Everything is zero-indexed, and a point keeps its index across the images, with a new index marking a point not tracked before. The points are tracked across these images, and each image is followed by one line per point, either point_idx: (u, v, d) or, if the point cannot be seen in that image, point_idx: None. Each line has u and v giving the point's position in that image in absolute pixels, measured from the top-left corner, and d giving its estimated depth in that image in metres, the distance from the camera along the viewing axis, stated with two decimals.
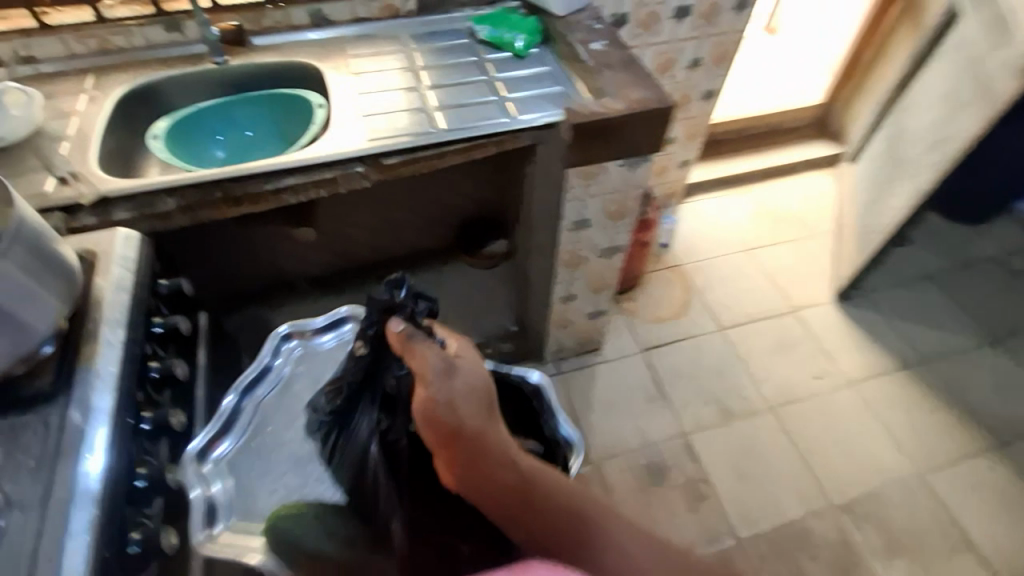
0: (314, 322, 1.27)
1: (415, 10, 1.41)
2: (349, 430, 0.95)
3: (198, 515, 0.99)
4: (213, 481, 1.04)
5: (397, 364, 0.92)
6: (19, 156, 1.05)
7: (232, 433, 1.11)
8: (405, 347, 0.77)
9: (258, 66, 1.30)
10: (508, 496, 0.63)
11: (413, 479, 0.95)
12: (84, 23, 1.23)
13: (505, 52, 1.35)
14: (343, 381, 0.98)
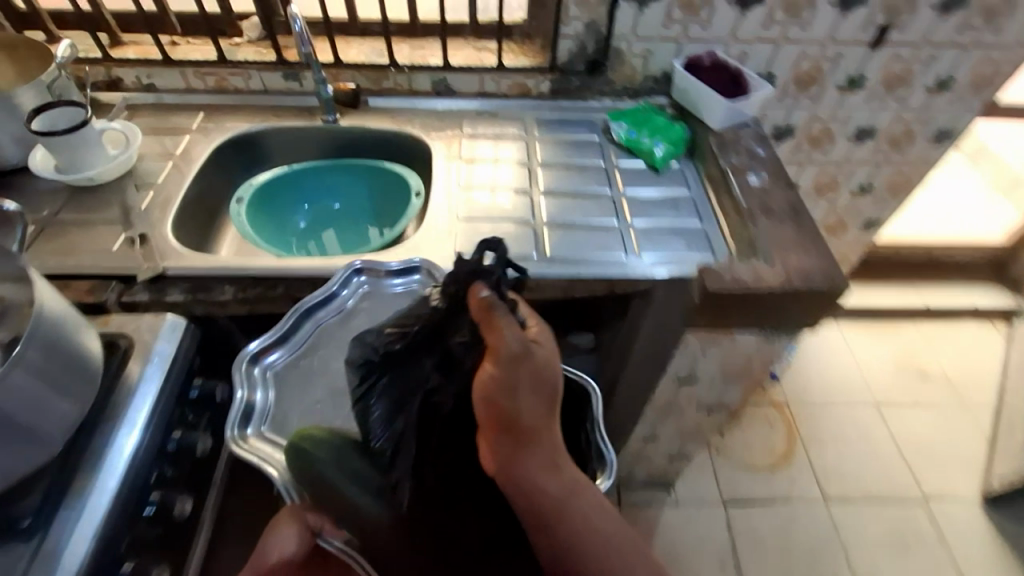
0: (389, 261, 0.91)
1: (547, 92, 1.24)
2: (377, 405, 0.67)
3: (232, 418, 0.77)
4: (259, 388, 0.82)
5: (467, 323, 0.65)
6: (101, 199, 0.98)
7: (288, 346, 0.87)
8: (484, 318, 0.57)
9: (366, 130, 1.19)
10: (547, 517, 0.56)
11: (461, 432, 0.69)
12: (206, 60, 1.17)
13: (640, 161, 1.14)
14: (412, 323, 0.68)
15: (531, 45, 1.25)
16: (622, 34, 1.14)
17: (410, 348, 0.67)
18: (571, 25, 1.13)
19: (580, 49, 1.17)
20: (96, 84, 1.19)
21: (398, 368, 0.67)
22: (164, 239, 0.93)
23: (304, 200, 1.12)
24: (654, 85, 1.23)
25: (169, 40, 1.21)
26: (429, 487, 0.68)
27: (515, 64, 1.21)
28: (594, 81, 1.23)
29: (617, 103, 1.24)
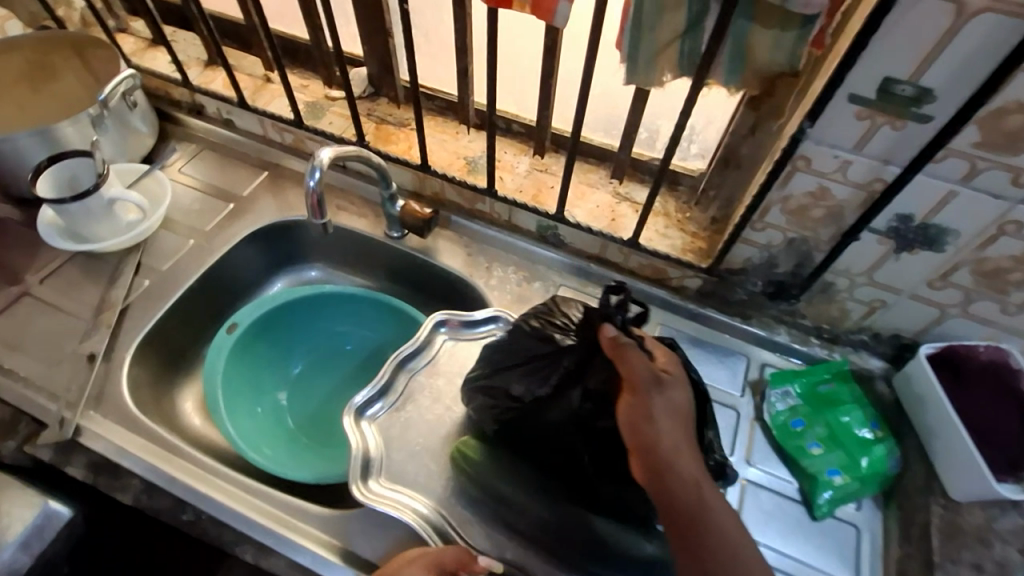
0: (473, 315, 0.78)
1: (693, 291, 0.84)
2: (542, 418, 0.61)
3: (357, 471, 0.65)
4: (372, 450, 0.67)
5: (599, 370, 0.59)
6: (93, 276, 0.82)
7: (388, 399, 0.71)
8: (615, 351, 0.54)
9: (428, 263, 0.90)
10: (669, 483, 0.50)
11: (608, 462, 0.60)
12: (283, 117, 0.94)
13: (790, 474, 0.71)
14: (544, 354, 0.63)
15: (700, 214, 0.84)
16: (844, 270, 0.69)
17: (545, 396, 0.61)
18: (764, 232, 0.70)
19: (765, 265, 0.74)
20: (181, 105, 1.04)
21: (526, 396, 0.62)
22: (118, 370, 0.74)
23: (300, 336, 0.87)
24: (869, 340, 0.77)
25: (262, 74, 1.00)
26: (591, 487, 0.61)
27: (658, 241, 0.82)
28: (771, 303, 0.79)
29: (794, 344, 0.80)
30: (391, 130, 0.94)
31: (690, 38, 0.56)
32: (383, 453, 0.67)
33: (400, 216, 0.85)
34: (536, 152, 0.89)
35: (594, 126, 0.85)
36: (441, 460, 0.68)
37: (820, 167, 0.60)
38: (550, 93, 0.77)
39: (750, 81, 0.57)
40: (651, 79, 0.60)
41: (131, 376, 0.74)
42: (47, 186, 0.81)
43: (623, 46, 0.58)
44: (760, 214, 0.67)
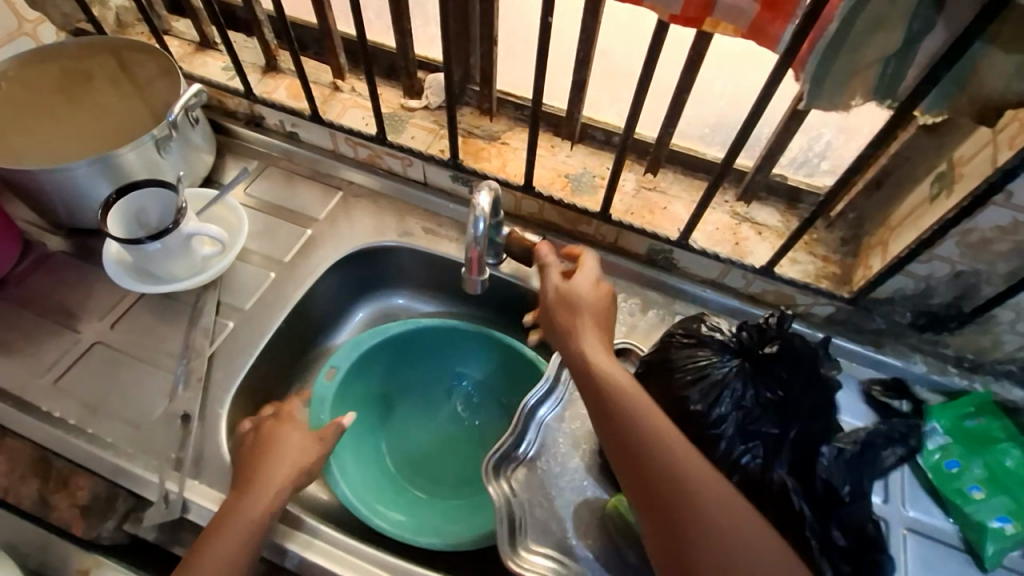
0: None
1: (821, 318, 0.78)
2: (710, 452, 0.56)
3: (503, 525, 0.61)
4: (513, 500, 0.63)
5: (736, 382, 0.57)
6: (174, 320, 0.76)
7: (524, 444, 0.67)
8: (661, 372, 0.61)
9: (529, 292, 0.83)
10: (649, 443, 0.50)
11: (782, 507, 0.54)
12: (361, 132, 0.86)
13: (947, 518, 0.67)
14: (709, 380, 0.58)
15: (827, 234, 0.77)
16: (1016, 305, 0.64)
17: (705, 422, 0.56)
18: (928, 264, 0.64)
19: (918, 295, 0.69)
20: (237, 116, 0.94)
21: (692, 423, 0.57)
22: (214, 428, 0.67)
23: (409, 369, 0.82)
24: (1017, 370, 0.72)
25: (331, 81, 0.91)
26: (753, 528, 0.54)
27: (789, 268, 0.76)
28: (913, 332, 0.74)
29: (936, 377, 0.74)
30: (481, 144, 0.85)
31: (899, 59, 0.49)
32: (527, 503, 0.64)
33: (506, 244, 0.75)
34: (647, 168, 0.82)
35: (712, 139, 0.78)
36: (591, 520, 0.63)
37: (1021, 201, 0.55)
38: (681, 109, 0.70)
39: (962, 108, 0.51)
40: (837, 103, 0.52)
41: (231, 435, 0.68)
42: (116, 222, 0.72)
43: (806, 70, 0.51)
44: (929, 246, 0.62)
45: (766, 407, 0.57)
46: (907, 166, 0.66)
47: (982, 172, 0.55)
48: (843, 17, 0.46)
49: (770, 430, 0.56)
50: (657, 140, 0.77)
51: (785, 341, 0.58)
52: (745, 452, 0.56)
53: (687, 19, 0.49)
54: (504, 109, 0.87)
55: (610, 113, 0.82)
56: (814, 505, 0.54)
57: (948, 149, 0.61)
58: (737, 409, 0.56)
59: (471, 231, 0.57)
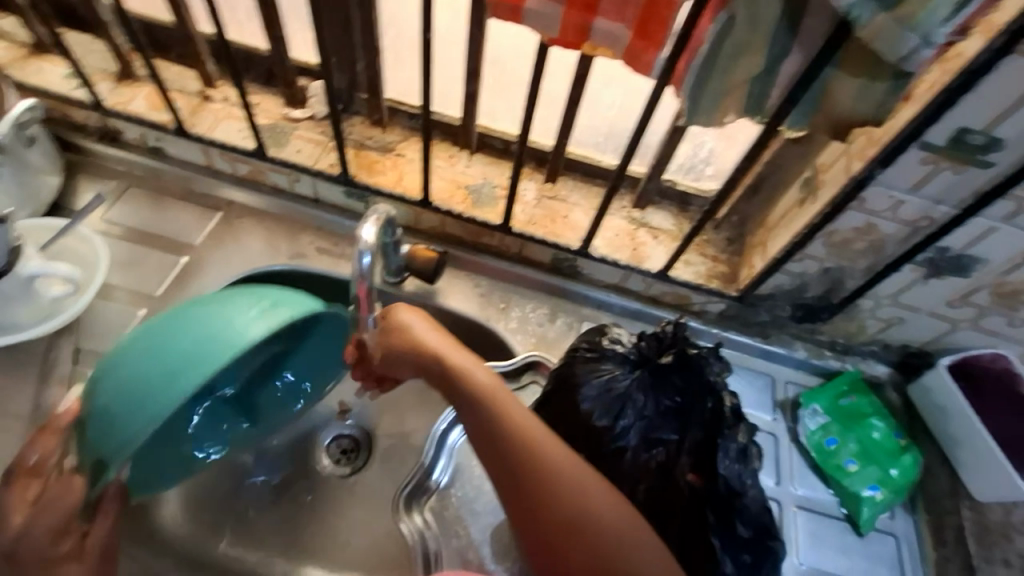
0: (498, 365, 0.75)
1: (715, 314, 0.82)
2: (610, 459, 0.59)
3: (420, 560, 0.61)
4: (428, 534, 0.62)
5: (639, 397, 0.59)
6: (21, 373, 0.66)
7: (437, 473, 0.65)
8: (560, 379, 0.62)
9: (435, 309, 0.81)
10: (517, 438, 0.52)
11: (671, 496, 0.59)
12: (238, 146, 0.78)
13: (829, 491, 0.74)
14: (611, 391, 0.59)
15: (715, 234, 0.81)
16: (874, 294, 0.71)
17: (606, 433, 0.59)
18: (802, 262, 0.70)
19: (795, 290, 0.74)
20: (88, 130, 0.82)
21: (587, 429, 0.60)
22: None
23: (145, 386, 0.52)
24: (879, 350, 0.79)
25: (200, 90, 0.82)
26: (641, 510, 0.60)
27: (683, 270, 0.79)
28: (794, 323, 0.80)
29: (816, 361, 0.81)
30: (374, 156, 0.81)
31: (763, 80, 0.52)
32: (443, 535, 0.62)
33: (405, 260, 0.74)
34: (546, 177, 0.82)
35: (605, 146, 0.79)
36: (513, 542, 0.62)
37: (873, 205, 0.61)
38: (572, 121, 0.70)
39: (820, 124, 0.55)
40: (713, 119, 0.54)
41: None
42: None
43: (684, 88, 0.52)
44: (801, 247, 0.67)
45: (666, 414, 0.60)
46: (779, 173, 0.71)
47: (840, 180, 0.60)
48: (713, 38, 0.48)
49: (670, 435, 0.60)
50: (553, 150, 0.77)
51: (680, 353, 0.60)
52: (648, 459, 0.59)
53: (564, 43, 0.49)
54: (397, 118, 0.82)
55: (505, 121, 0.80)
56: (717, 509, 0.57)
57: (812, 157, 0.66)
58: (641, 421, 0.59)
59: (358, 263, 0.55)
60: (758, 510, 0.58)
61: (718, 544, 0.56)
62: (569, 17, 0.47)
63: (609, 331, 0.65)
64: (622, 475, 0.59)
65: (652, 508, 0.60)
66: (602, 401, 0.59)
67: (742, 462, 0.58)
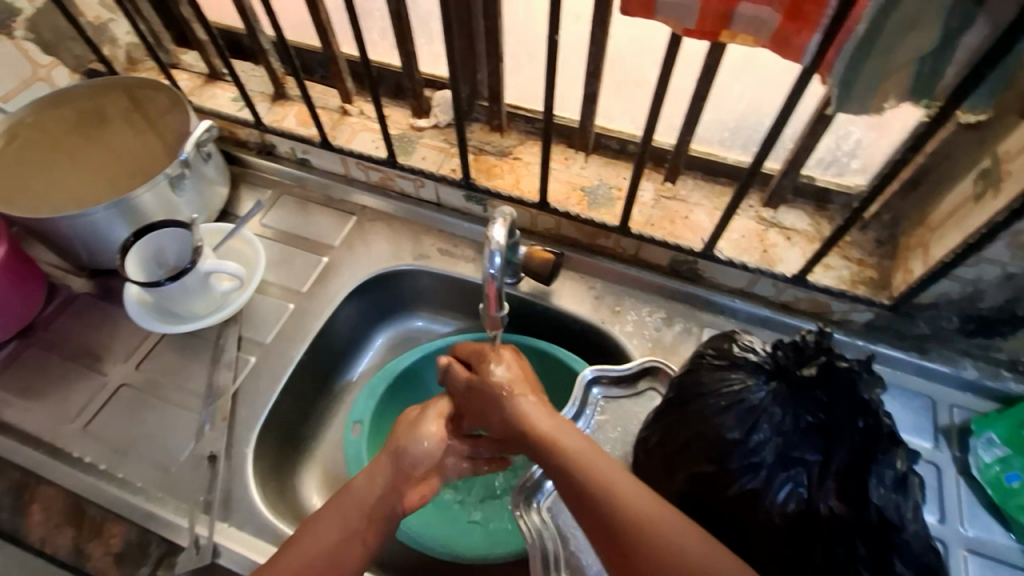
0: (620, 368, 0.72)
1: (860, 324, 0.73)
2: (746, 473, 0.54)
3: (537, 559, 0.60)
4: (546, 533, 0.62)
5: (775, 410, 0.54)
6: (197, 357, 0.76)
7: None
8: (687, 393, 0.60)
9: (551, 310, 0.81)
10: (599, 494, 0.50)
11: (821, 524, 0.52)
12: (372, 156, 0.84)
13: (1008, 534, 0.63)
14: (744, 402, 0.55)
15: (861, 236, 0.73)
16: None
17: (737, 444, 0.54)
18: (976, 267, 0.60)
19: (966, 300, 0.64)
20: (248, 146, 0.94)
21: (715, 441, 0.55)
22: (242, 468, 0.68)
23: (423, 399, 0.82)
24: None
25: (339, 105, 0.90)
26: (778, 536, 0.53)
27: (823, 275, 0.72)
28: (962, 337, 0.69)
29: (989, 383, 0.70)
30: (493, 161, 0.83)
31: (936, 58, 0.46)
32: (561, 537, 0.62)
33: (522, 262, 0.76)
34: (666, 176, 0.79)
35: (732, 142, 0.75)
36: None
37: None
38: (698, 117, 0.67)
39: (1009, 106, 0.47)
40: (869, 105, 0.48)
41: (258, 473, 0.69)
42: (136, 264, 0.73)
43: (834, 74, 0.48)
44: (977, 250, 0.58)
45: (808, 433, 0.53)
46: (946, 164, 0.62)
47: None
48: (873, 18, 0.43)
49: (812, 457, 0.53)
50: (675, 148, 0.74)
51: (823, 364, 0.54)
52: (785, 482, 0.53)
53: (701, 32, 0.47)
54: (515, 123, 0.84)
55: (624, 122, 0.78)
56: (869, 541, 0.51)
57: (992, 144, 0.56)
58: (777, 437, 0.53)
59: (485, 265, 0.54)
60: (919, 547, 0.52)
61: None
62: (707, 7, 0.45)
63: (741, 338, 0.62)
64: (755, 496, 0.54)
65: (786, 542, 0.53)
66: (733, 409, 0.55)
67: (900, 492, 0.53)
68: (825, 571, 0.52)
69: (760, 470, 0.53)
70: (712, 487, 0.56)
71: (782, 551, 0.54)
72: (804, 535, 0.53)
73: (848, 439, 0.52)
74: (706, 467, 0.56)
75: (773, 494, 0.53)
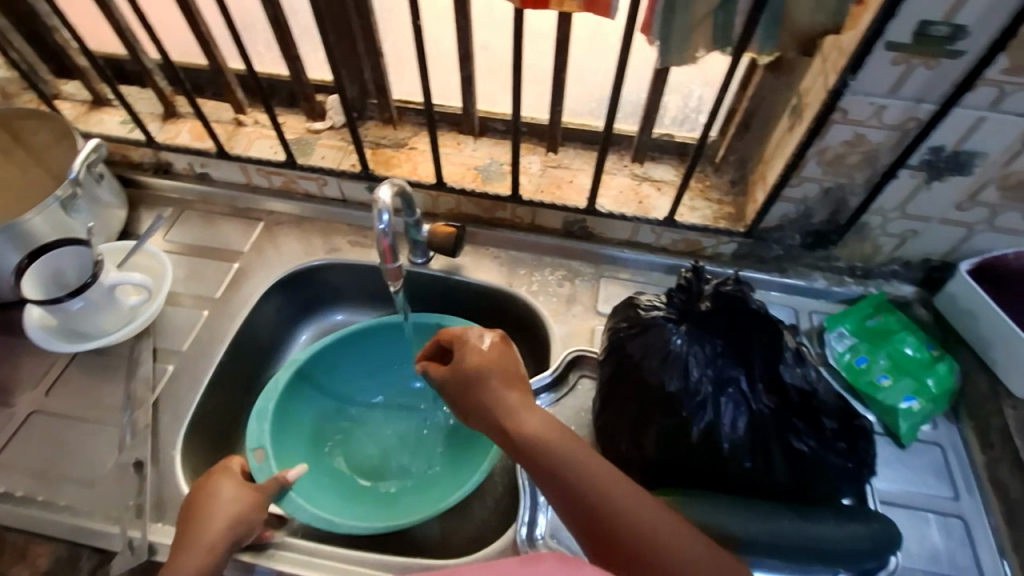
0: (546, 375, 0.75)
1: (728, 255, 0.85)
2: (700, 414, 0.58)
3: None
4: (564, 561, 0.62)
5: (698, 347, 0.59)
6: (112, 373, 0.76)
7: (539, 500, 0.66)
8: (618, 361, 0.63)
9: (463, 283, 0.87)
10: (588, 485, 0.48)
11: (772, 421, 0.59)
12: (271, 160, 0.87)
13: (867, 411, 0.74)
14: (671, 356, 0.58)
15: (718, 179, 0.85)
16: (879, 209, 0.72)
17: (678, 393, 0.58)
18: (801, 187, 0.72)
19: (802, 218, 0.77)
20: (143, 167, 0.95)
21: (660, 400, 0.59)
22: (170, 469, 0.68)
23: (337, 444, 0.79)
24: (901, 268, 0.80)
25: (233, 117, 0.93)
26: (743, 455, 0.59)
27: (690, 215, 0.82)
28: (807, 252, 0.81)
29: (834, 288, 0.83)
30: (390, 152, 0.89)
31: (725, 10, 0.56)
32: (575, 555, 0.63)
33: (427, 240, 0.81)
34: (548, 148, 0.87)
35: (599, 112, 0.85)
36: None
37: (856, 115, 0.63)
38: (562, 87, 0.76)
39: (787, 44, 0.58)
40: (685, 55, 0.59)
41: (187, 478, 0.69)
42: (32, 287, 0.72)
43: (653, 31, 0.57)
44: (797, 170, 0.70)
45: (725, 354, 0.60)
46: (766, 106, 0.74)
47: (820, 96, 0.63)
48: None
49: (738, 374, 0.59)
50: (550, 121, 0.83)
51: (714, 295, 0.60)
52: (729, 407, 0.58)
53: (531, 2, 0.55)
54: (406, 116, 0.91)
55: (504, 104, 0.87)
56: (801, 415, 0.60)
57: (794, 83, 0.69)
58: (708, 368, 0.59)
59: (377, 223, 0.62)
60: (833, 402, 0.60)
61: (808, 449, 0.58)
62: None
63: (641, 301, 0.66)
64: (714, 431, 0.58)
65: (749, 458, 0.59)
66: (671, 363, 0.58)
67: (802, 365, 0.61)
68: (785, 464, 0.59)
69: (710, 403, 0.58)
70: (674, 440, 0.59)
71: (753, 467, 0.59)
72: (756, 439, 0.59)
73: (767, 342, 0.59)
74: (655, 425, 0.60)
75: (726, 422, 0.58)
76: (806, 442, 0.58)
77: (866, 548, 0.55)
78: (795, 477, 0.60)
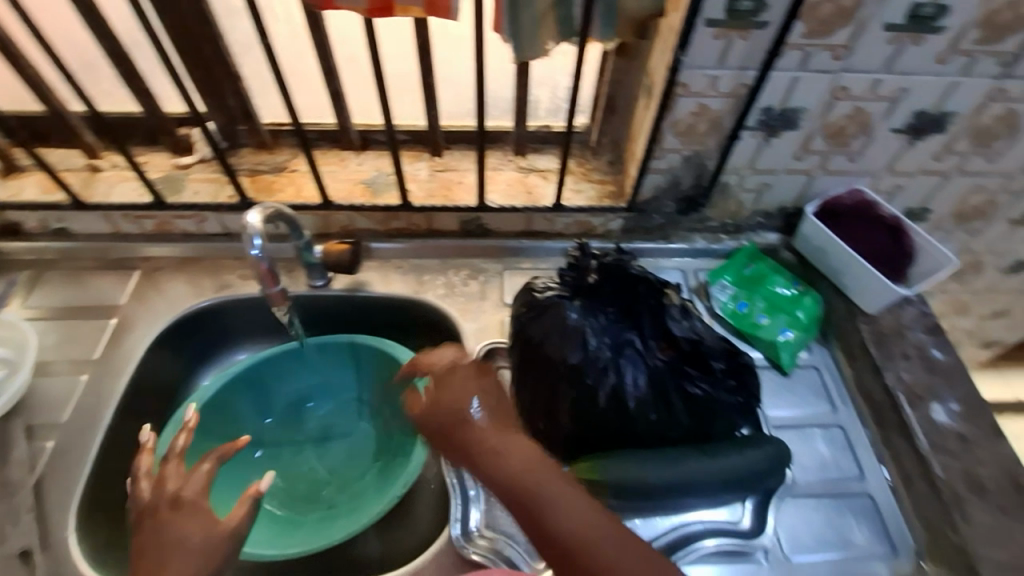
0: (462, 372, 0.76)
1: (618, 231, 0.90)
2: (603, 379, 0.62)
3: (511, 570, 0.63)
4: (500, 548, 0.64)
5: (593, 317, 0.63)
6: None
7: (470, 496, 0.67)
8: (524, 344, 0.66)
9: (368, 298, 0.86)
10: (540, 500, 0.52)
11: (668, 374, 0.64)
12: (137, 203, 0.81)
13: (755, 350, 0.81)
14: (570, 329, 0.62)
15: (597, 161, 0.90)
16: (735, 168, 0.80)
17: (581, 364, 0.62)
18: (666, 158, 0.79)
19: (672, 186, 0.83)
20: None
21: (566, 372, 0.62)
22: (66, 553, 0.63)
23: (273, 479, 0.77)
24: (764, 220, 0.89)
25: (86, 163, 0.86)
26: (647, 410, 0.63)
27: (576, 198, 0.87)
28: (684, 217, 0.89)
29: (713, 246, 0.90)
30: (270, 178, 0.86)
31: (564, 4, 0.61)
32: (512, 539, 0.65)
33: (322, 260, 0.80)
34: (433, 153, 0.89)
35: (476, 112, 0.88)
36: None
37: (697, 87, 0.69)
38: (433, 91, 0.77)
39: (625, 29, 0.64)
40: (537, 49, 0.62)
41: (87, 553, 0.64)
42: None
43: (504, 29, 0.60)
44: (658, 143, 0.76)
45: (618, 320, 0.65)
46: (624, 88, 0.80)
47: (663, 74, 0.69)
48: None
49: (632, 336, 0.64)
50: (429, 125, 0.84)
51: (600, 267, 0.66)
52: (628, 367, 0.63)
53: (376, 10, 0.56)
54: (281, 139, 0.88)
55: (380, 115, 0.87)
56: (692, 363, 0.65)
57: (642, 65, 0.75)
58: (605, 335, 0.63)
59: (250, 247, 0.64)
60: (716, 347, 0.66)
61: (702, 393, 0.64)
62: None
63: (537, 284, 0.69)
64: (618, 392, 0.62)
65: (654, 411, 0.63)
66: (570, 337, 0.62)
67: (687, 319, 0.67)
68: (686, 411, 0.64)
69: (610, 367, 0.62)
70: (584, 408, 0.63)
71: (659, 420, 0.63)
72: (656, 393, 0.63)
73: (655, 303, 0.65)
74: (565, 398, 0.63)
75: (628, 383, 0.62)
76: (700, 386, 0.64)
77: (762, 468, 0.62)
78: (696, 421, 0.64)
